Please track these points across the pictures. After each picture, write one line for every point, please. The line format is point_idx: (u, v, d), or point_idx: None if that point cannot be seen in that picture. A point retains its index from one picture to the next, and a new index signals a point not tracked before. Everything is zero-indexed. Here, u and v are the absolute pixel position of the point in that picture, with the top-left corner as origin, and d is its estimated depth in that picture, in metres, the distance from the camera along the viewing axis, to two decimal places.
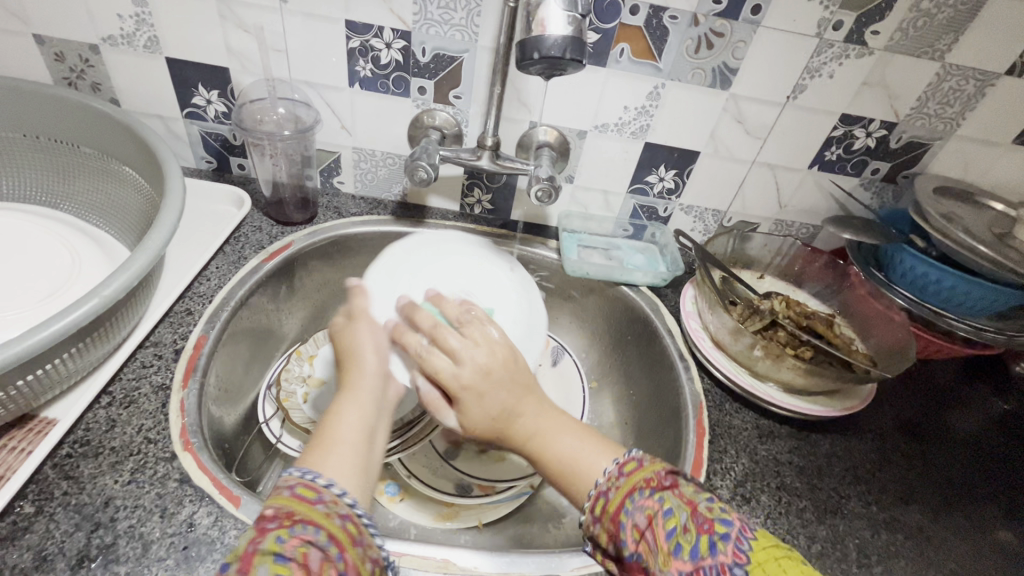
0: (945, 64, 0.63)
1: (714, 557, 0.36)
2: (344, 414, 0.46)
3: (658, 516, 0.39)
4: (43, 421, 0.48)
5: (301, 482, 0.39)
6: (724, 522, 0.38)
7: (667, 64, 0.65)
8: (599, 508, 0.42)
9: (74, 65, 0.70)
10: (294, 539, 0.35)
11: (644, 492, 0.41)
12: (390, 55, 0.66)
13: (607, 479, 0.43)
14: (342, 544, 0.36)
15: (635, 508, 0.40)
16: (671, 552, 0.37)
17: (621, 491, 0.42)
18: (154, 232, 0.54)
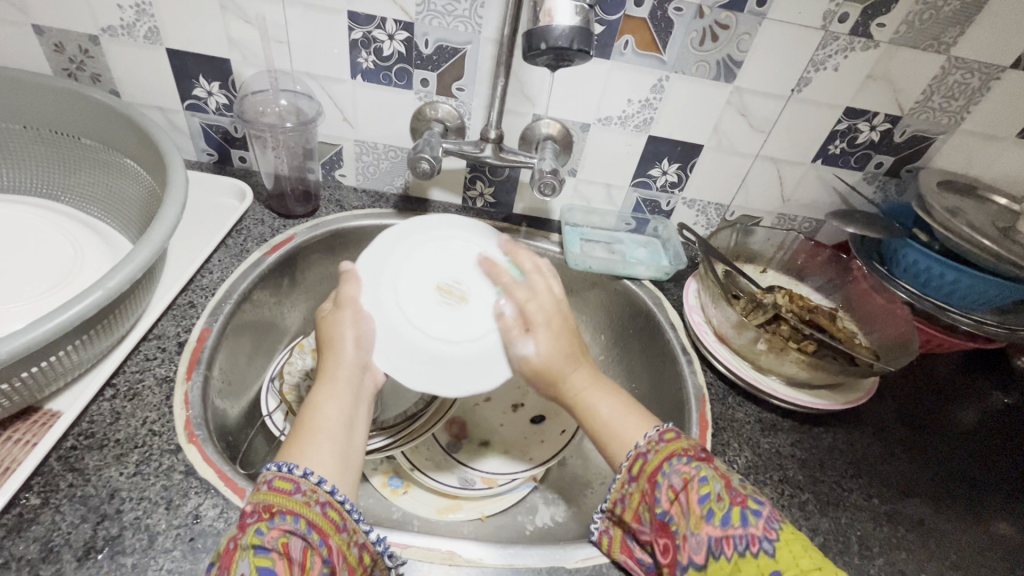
0: (951, 57, 0.63)
1: (745, 527, 0.39)
2: (322, 403, 0.49)
3: (693, 481, 0.42)
4: (47, 413, 0.48)
5: (277, 475, 0.41)
6: (756, 502, 0.41)
7: (671, 57, 0.65)
8: (637, 467, 0.46)
9: (73, 56, 0.70)
10: (274, 531, 0.38)
11: (682, 459, 0.44)
12: (392, 46, 0.66)
13: (648, 442, 0.47)
14: (324, 532, 0.40)
15: (672, 471, 0.44)
16: (703, 517, 0.40)
17: (660, 455, 0.46)
18: (157, 224, 0.53)
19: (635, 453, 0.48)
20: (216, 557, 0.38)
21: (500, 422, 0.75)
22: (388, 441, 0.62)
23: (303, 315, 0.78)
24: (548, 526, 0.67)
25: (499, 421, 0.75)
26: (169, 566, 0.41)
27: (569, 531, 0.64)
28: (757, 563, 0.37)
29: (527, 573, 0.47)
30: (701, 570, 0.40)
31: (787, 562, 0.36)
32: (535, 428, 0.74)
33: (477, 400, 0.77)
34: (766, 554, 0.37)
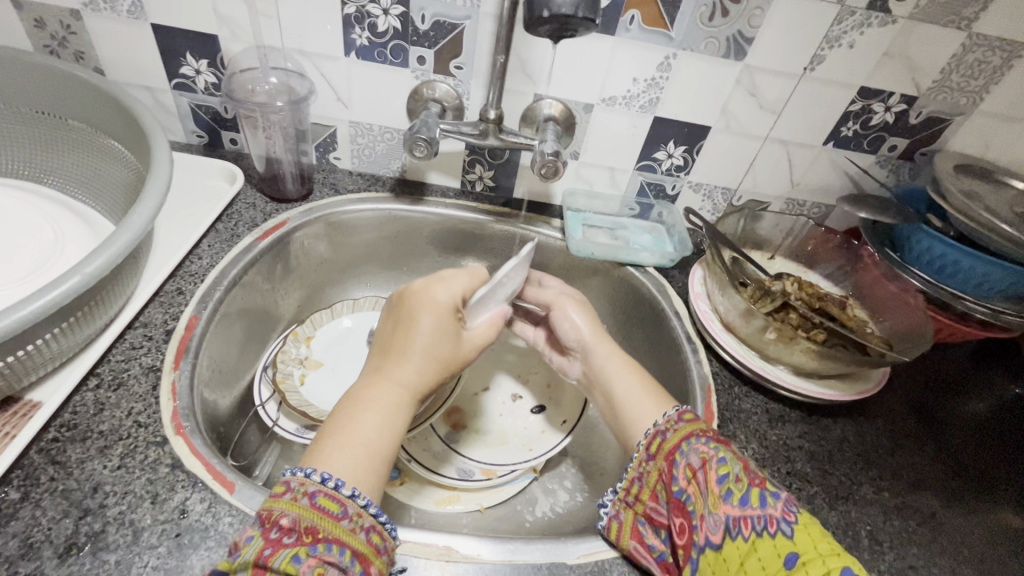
0: (972, 34, 0.60)
1: (765, 508, 0.39)
2: (369, 414, 0.46)
3: (713, 460, 0.43)
4: (27, 404, 0.46)
5: (321, 490, 0.40)
6: (773, 487, 0.42)
7: (679, 33, 0.62)
8: (656, 445, 0.48)
9: (55, 32, 0.67)
10: (313, 559, 0.36)
11: (701, 439, 0.45)
12: (388, 22, 0.63)
13: (668, 421, 0.48)
14: (367, 561, 0.39)
15: (690, 450, 0.45)
16: (721, 496, 0.41)
17: (679, 434, 0.47)
18: (139, 207, 0.51)
19: (653, 432, 0.49)
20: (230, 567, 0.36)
21: (499, 412, 0.73)
22: None
23: (297, 302, 0.76)
24: (548, 517, 0.65)
25: (499, 412, 0.73)
26: (153, 564, 0.40)
27: (569, 523, 0.63)
28: (773, 543, 0.38)
29: (528, 569, 0.45)
30: (717, 550, 0.40)
31: (804, 544, 0.37)
32: (535, 419, 0.72)
33: (476, 390, 0.75)
34: (783, 535, 0.38)
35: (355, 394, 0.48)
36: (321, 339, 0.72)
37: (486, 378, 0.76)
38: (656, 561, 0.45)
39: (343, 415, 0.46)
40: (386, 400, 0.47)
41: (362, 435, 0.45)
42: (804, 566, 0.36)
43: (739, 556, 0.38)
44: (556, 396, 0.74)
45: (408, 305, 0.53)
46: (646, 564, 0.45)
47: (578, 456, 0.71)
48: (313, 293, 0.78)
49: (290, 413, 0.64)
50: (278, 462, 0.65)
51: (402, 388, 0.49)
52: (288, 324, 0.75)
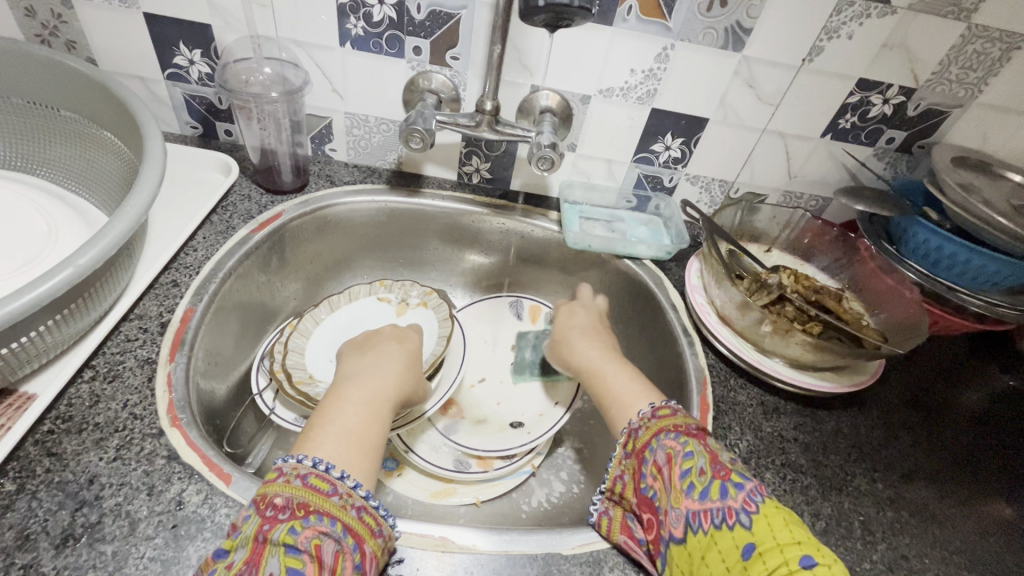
0: (971, 25, 0.60)
1: (725, 499, 0.41)
2: (348, 409, 0.48)
3: (677, 456, 0.44)
4: (23, 396, 0.46)
5: (313, 472, 0.40)
6: (740, 478, 0.42)
7: (677, 24, 0.62)
8: (630, 444, 0.49)
9: (46, 21, 0.66)
10: (308, 531, 0.37)
11: (670, 434, 0.46)
12: (383, 12, 0.62)
13: (641, 419, 0.50)
14: (360, 537, 0.39)
15: (658, 447, 0.46)
16: (684, 490, 0.42)
17: (650, 431, 0.48)
18: (131, 199, 0.50)
19: (629, 430, 0.50)
20: (230, 544, 0.37)
21: (496, 401, 0.73)
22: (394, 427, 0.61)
23: (294, 295, 0.76)
24: (544, 508, 0.66)
25: (496, 400, 0.73)
26: (151, 554, 0.40)
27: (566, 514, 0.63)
28: (732, 534, 0.39)
29: (524, 559, 0.45)
30: (680, 543, 0.41)
31: (763, 534, 0.38)
32: (533, 402, 0.72)
33: (474, 381, 0.75)
34: (741, 526, 0.39)
35: (335, 398, 0.49)
36: (324, 328, 0.71)
37: (480, 370, 0.76)
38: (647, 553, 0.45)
39: (326, 411, 0.47)
40: (366, 394, 0.50)
41: (347, 426, 0.46)
42: (761, 556, 0.37)
43: (701, 549, 0.40)
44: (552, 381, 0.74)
45: (382, 333, 0.62)
46: (637, 557, 0.45)
47: (575, 448, 0.72)
48: (310, 285, 0.78)
49: (287, 402, 0.64)
50: (274, 452, 0.65)
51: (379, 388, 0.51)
52: (287, 316, 0.76)
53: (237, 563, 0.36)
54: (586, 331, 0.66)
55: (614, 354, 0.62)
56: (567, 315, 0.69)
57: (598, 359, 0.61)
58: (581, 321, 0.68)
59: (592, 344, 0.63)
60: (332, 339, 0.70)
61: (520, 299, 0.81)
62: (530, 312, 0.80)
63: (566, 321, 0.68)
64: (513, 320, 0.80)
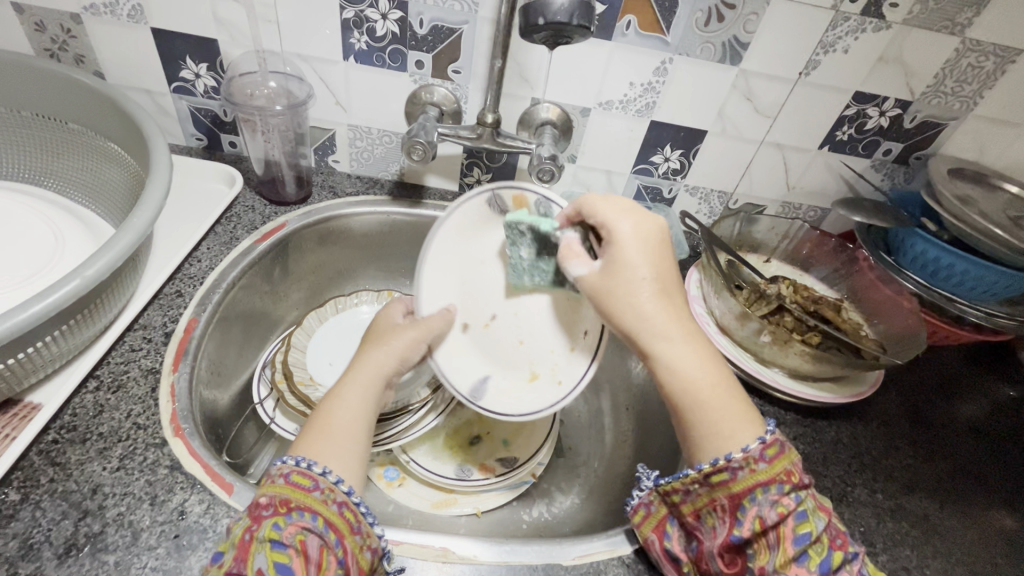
0: (966, 40, 0.61)
1: (843, 572, 0.39)
2: (336, 405, 0.47)
3: (792, 518, 0.40)
4: (28, 406, 0.47)
5: (296, 469, 0.41)
6: (849, 543, 0.42)
7: (675, 38, 0.63)
8: (722, 480, 0.42)
9: (55, 36, 0.67)
10: (292, 526, 0.38)
11: (782, 489, 0.41)
12: (386, 26, 0.64)
13: (746, 458, 0.42)
14: (341, 532, 0.39)
15: (766, 502, 0.40)
16: (796, 558, 0.39)
17: (756, 478, 0.41)
18: (139, 210, 0.51)
19: (724, 462, 0.42)
20: (227, 547, 0.38)
21: (518, 339, 0.58)
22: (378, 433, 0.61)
23: (297, 304, 0.77)
24: (545, 518, 0.65)
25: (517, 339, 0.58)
26: (153, 564, 0.40)
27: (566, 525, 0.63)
28: None
29: (524, 570, 0.46)
30: None
31: None
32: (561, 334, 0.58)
33: (484, 321, 0.58)
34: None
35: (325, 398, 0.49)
36: (322, 334, 0.71)
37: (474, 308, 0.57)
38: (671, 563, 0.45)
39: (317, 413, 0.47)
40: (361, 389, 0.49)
41: (340, 424, 0.46)
42: None
43: None
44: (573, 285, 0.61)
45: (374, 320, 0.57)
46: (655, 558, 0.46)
47: (575, 458, 0.72)
48: (312, 294, 0.79)
49: (287, 411, 0.63)
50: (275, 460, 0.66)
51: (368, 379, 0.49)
52: (288, 326, 0.76)
53: (226, 562, 0.37)
54: (658, 294, 0.46)
55: (689, 334, 0.47)
56: (637, 259, 0.46)
57: (673, 346, 0.46)
58: (654, 275, 0.46)
59: (669, 321, 0.46)
60: (332, 348, 0.70)
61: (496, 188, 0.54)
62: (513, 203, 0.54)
63: (634, 268, 0.46)
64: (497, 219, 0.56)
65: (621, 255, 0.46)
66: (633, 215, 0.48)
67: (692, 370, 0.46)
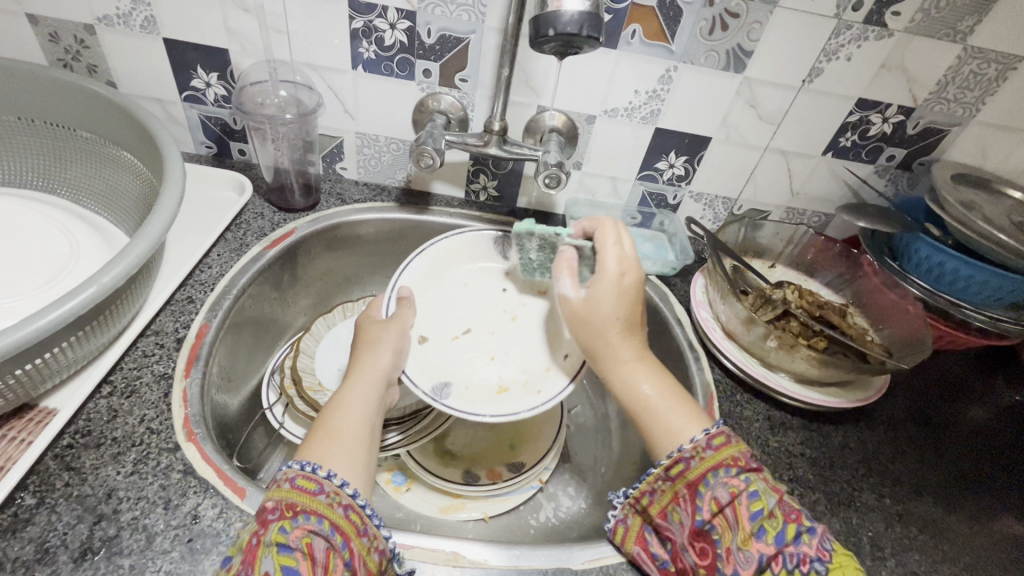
0: (968, 47, 0.61)
1: (801, 545, 0.39)
2: (344, 408, 0.48)
3: (744, 495, 0.41)
4: (43, 411, 0.47)
5: (300, 473, 0.41)
6: (808, 520, 0.42)
7: (679, 46, 0.63)
8: (678, 470, 0.45)
9: (69, 47, 0.68)
10: (298, 530, 0.38)
11: (731, 470, 0.43)
12: (394, 36, 0.65)
13: (695, 447, 0.45)
14: (347, 535, 0.39)
15: (718, 483, 0.42)
16: (754, 533, 0.40)
17: (707, 463, 0.44)
18: (154, 218, 0.52)
19: (678, 454, 0.45)
20: (235, 551, 0.38)
21: (489, 355, 0.63)
22: (387, 438, 0.61)
23: (305, 310, 0.78)
24: (552, 523, 0.66)
25: (488, 354, 0.64)
26: (167, 568, 0.41)
27: (573, 530, 0.63)
28: None
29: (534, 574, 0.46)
30: None
31: None
32: (536, 357, 0.64)
33: (455, 334, 0.65)
34: (816, 573, 0.38)
35: (332, 402, 0.50)
36: (329, 340, 0.71)
37: (455, 324, 0.66)
38: (658, 568, 0.45)
39: (326, 416, 0.48)
40: (365, 388, 0.51)
41: (345, 427, 0.47)
42: None
43: None
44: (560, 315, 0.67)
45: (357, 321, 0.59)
46: (647, 570, 0.45)
47: (581, 462, 0.72)
48: (320, 301, 0.79)
49: (297, 416, 0.65)
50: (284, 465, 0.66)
51: (370, 383, 0.51)
52: (296, 331, 0.77)
53: (234, 566, 0.36)
54: (624, 326, 0.52)
55: (647, 360, 0.52)
56: (612, 300, 0.52)
57: (630, 368, 0.51)
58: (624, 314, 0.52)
59: (629, 353, 0.52)
60: (339, 353, 0.70)
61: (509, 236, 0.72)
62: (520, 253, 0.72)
63: (608, 304, 0.52)
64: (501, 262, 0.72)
65: (597, 290, 0.52)
66: (619, 259, 0.53)
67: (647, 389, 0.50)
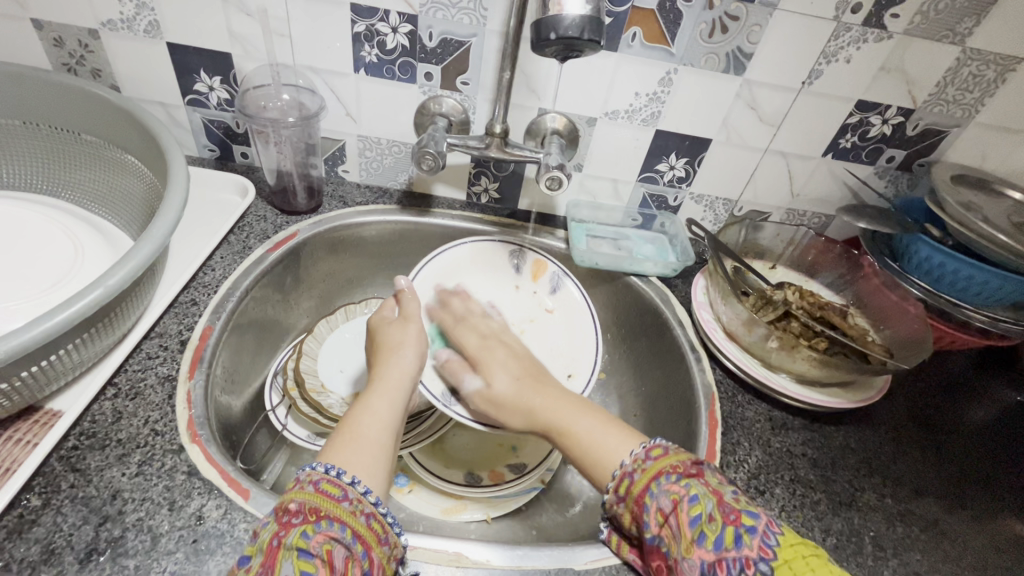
0: (966, 49, 0.62)
1: (741, 549, 0.36)
2: (367, 413, 0.49)
3: (683, 501, 0.40)
4: (48, 413, 0.48)
5: (325, 478, 0.41)
6: (750, 518, 0.38)
7: (680, 49, 0.64)
8: (623, 488, 0.44)
9: (73, 51, 0.69)
10: (319, 536, 0.37)
11: (671, 477, 0.42)
12: (396, 39, 0.65)
13: (635, 460, 0.45)
14: (368, 544, 0.39)
15: (660, 492, 0.41)
16: (694, 539, 0.38)
17: (648, 473, 0.43)
18: (158, 221, 0.53)
19: (622, 472, 0.45)
20: (252, 551, 0.37)
21: None
22: None
23: (307, 313, 0.78)
24: (554, 524, 0.66)
25: None
26: (172, 569, 0.41)
27: (575, 531, 0.63)
28: None
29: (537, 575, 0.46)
30: None
31: None
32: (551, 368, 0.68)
33: None
34: None
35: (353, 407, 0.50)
36: (332, 341, 0.72)
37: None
38: None
39: (349, 421, 0.48)
40: (388, 395, 0.51)
41: (369, 433, 0.47)
42: None
43: None
44: (567, 337, 0.72)
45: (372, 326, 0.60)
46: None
47: None
48: (323, 303, 0.80)
49: (299, 418, 0.65)
50: (287, 467, 0.66)
51: (393, 390, 0.52)
52: (299, 333, 0.77)
53: (254, 567, 0.36)
54: (528, 383, 0.56)
55: (570, 403, 0.53)
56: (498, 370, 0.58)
57: (561, 412, 0.52)
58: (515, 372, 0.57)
59: (548, 399, 0.54)
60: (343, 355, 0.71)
61: (524, 251, 0.76)
62: (531, 268, 0.76)
63: (497, 374, 0.57)
64: (512, 275, 0.76)
65: (489, 370, 0.58)
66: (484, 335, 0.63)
67: (579, 424, 0.50)
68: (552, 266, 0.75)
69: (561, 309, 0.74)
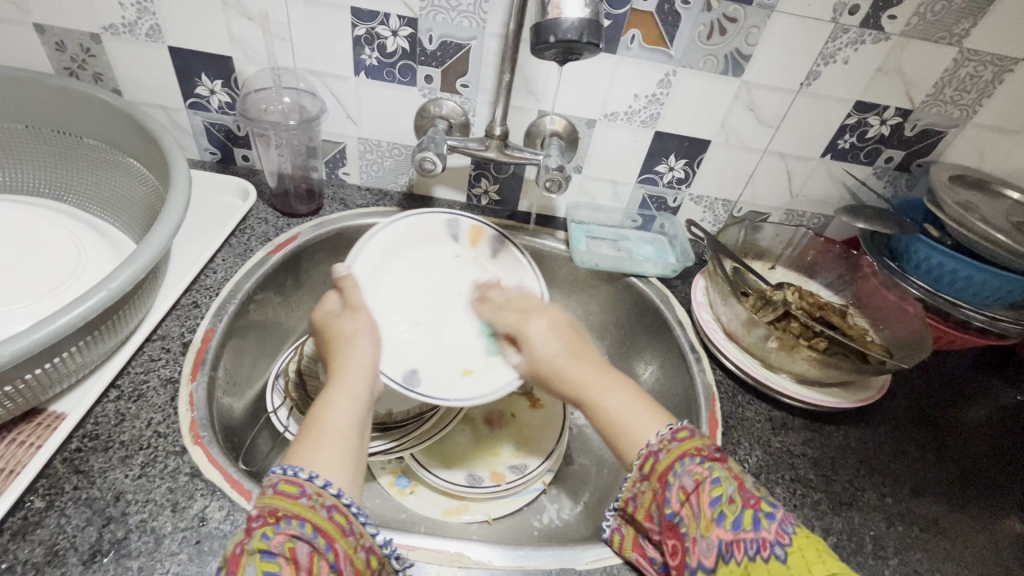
0: (963, 50, 0.62)
1: (758, 532, 0.37)
2: (330, 410, 0.47)
3: (706, 482, 0.40)
4: (51, 415, 0.48)
5: (282, 478, 0.40)
6: (769, 505, 0.39)
7: (678, 51, 0.64)
8: (649, 466, 0.44)
9: (74, 55, 0.69)
10: (280, 535, 0.37)
11: (695, 459, 0.42)
12: (396, 43, 0.65)
13: (660, 440, 0.44)
14: (331, 536, 0.38)
15: (683, 472, 0.42)
16: (714, 519, 0.39)
17: (672, 454, 0.43)
18: (160, 224, 0.53)
19: (647, 451, 0.45)
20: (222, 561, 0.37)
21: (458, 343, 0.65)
22: (386, 444, 0.61)
23: (308, 315, 0.78)
24: (556, 525, 0.66)
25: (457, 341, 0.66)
26: (175, 570, 0.41)
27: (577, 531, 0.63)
28: (767, 567, 0.35)
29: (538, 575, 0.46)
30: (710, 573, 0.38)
31: (798, 567, 0.35)
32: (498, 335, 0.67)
33: (414, 323, 0.66)
34: (776, 559, 0.35)
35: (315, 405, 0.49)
36: None
37: (412, 311, 0.68)
38: (658, 571, 0.45)
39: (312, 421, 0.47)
40: (349, 389, 0.50)
41: (334, 428, 0.46)
42: None
43: None
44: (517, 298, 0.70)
45: (318, 319, 0.58)
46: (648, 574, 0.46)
47: (584, 465, 0.73)
48: None
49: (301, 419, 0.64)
50: None
51: (354, 385, 0.51)
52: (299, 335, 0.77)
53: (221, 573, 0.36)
54: (571, 351, 0.56)
55: (606, 375, 0.52)
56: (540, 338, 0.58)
57: (592, 385, 0.51)
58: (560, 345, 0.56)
59: (583, 368, 0.53)
60: None
61: (459, 217, 0.74)
62: (469, 234, 0.74)
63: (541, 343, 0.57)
64: (450, 244, 0.74)
65: (530, 338, 0.58)
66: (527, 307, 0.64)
67: (609, 400, 0.49)
68: (488, 230, 0.74)
69: (504, 272, 0.72)
